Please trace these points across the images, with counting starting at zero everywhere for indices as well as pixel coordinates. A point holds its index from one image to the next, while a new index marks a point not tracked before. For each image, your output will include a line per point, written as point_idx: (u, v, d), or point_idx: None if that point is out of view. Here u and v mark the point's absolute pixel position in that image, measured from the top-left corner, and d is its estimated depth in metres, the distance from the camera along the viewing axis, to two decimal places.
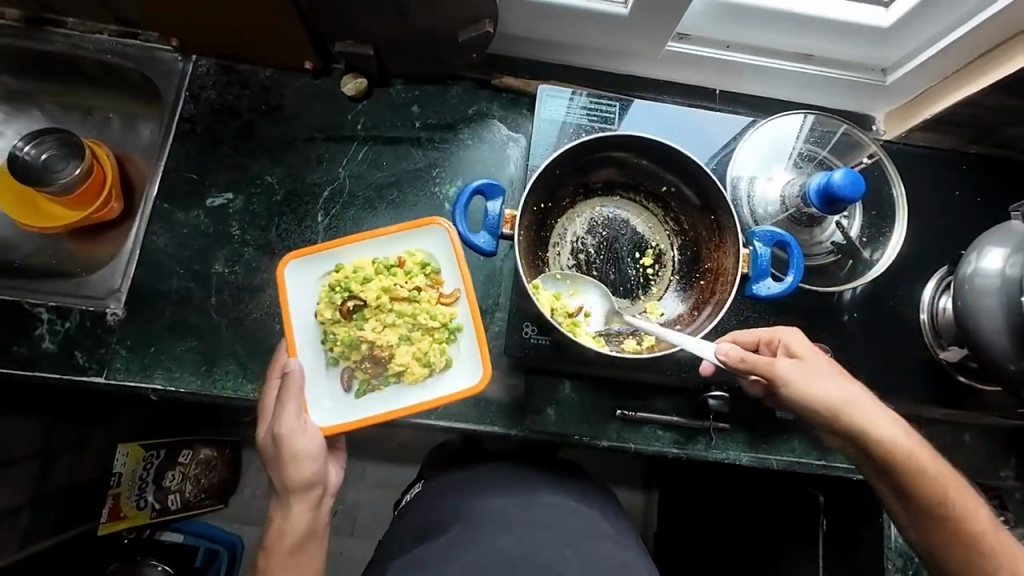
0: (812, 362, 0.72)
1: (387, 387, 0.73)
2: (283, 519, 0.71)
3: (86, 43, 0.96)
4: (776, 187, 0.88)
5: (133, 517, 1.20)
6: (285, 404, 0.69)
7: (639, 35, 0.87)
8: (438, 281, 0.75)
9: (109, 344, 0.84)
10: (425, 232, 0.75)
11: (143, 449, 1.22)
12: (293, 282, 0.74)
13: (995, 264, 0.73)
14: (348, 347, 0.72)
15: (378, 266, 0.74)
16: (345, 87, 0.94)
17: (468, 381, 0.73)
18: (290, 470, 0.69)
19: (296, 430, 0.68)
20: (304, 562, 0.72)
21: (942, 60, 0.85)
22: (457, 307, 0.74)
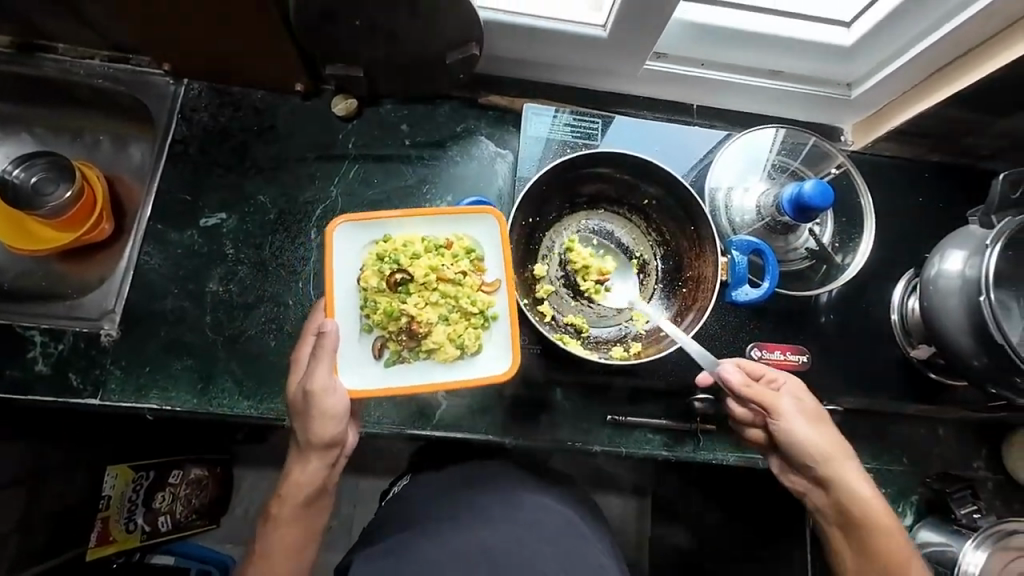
0: (809, 404, 0.80)
1: (416, 361, 0.73)
2: (299, 470, 0.73)
3: (77, 68, 0.97)
4: (752, 197, 0.92)
5: (122, 541, 1.18)
6: (318, 362, 0.68)
7: (618, 55, 0.92)
8: (481, 268, 0.74)
9: (104, 365, 0.85)
10: (477, 218, 0.75)
11: (133, 471, 1.20)
12: (342, 244, 0.73)
13: (955, 266, 0.78)
14: (388, 319, 0.71)
15: (426, 244, 0.73)
16: (336, 108, 0.96)
17: (496, 368, 0.72)
18: (316, 426, 0.69)
19: (328, 389, 0.68)
20: (315, 510, 0.76)
21: (901, 76, 0.92)
22: (496, 296, 0.74)
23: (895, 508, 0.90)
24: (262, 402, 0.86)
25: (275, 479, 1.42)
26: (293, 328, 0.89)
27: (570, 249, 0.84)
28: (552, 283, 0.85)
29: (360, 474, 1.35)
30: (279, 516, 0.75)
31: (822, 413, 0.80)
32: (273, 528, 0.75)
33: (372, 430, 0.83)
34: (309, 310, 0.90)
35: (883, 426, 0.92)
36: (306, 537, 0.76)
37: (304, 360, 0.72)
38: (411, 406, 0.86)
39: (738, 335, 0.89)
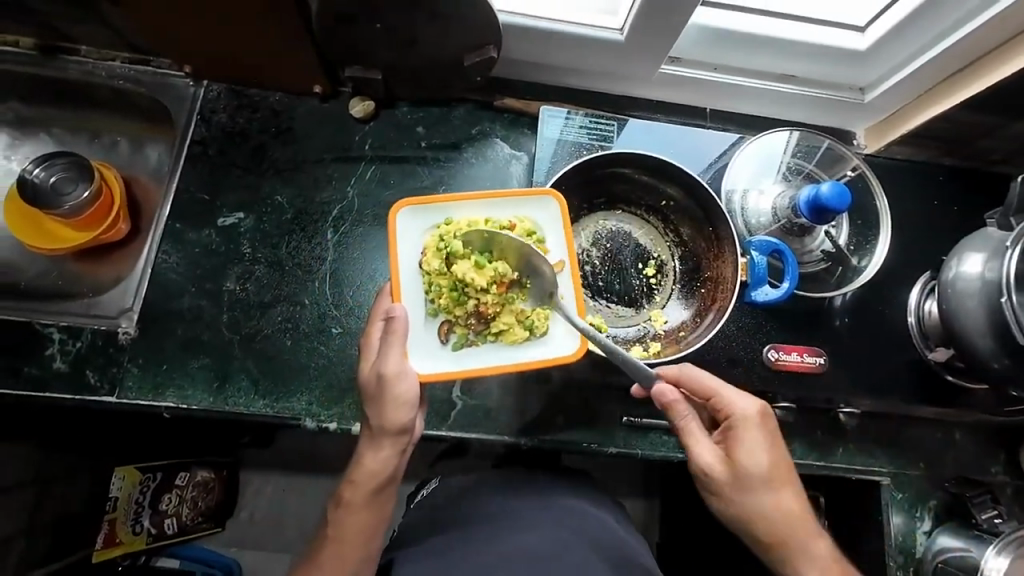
0: (746, 461, 0.70)
1: (484, 344, 0.71)
2: (370, 457, 0.70)
3: (99, 70, 0.98)
4: (767, 199, 0.93)
5: (129, 543, 1.17)
6: (391, 347, 0.66)
7: (634, 59, 0.92)
8: (544, 249, 0.72)
9: (121, 363, 0.85)
10: (537, 200, 0.73)
11: (140, 473, 1.19)
12: (404, 228, 0.71)
13: (975, 268, 0.78)
14: (455, 302, 0.69)
15: (491, 226, 0.71)
16: (354, 110, 0.97)
17: (566, 350, 0.71)
18: (389, 412, 0.66)
19: (400, 374, 0.66)
20: (384, 499, 0.72)
21: (914, 81, 0.92)
22: (561, 277, 0.72)
23: (913, 513, 0.89)
24: (279, 401, 0.86)
25: (283, 481, 1.42)
26: (310, 327, 0.89)
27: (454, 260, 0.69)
28: None
29: None
30: (351, 502, 0.71)
31: (761, 475, 0.70)
32: (344, 513, 0.71)
33: None
34: (325, 309, 0.90)
35: (898, 430, 0.92)
36: (375, 526, 0.72)
37: (372, 346, 0.69)
38: (428, 406, 0.86)
39: (754, 337, 0.89)
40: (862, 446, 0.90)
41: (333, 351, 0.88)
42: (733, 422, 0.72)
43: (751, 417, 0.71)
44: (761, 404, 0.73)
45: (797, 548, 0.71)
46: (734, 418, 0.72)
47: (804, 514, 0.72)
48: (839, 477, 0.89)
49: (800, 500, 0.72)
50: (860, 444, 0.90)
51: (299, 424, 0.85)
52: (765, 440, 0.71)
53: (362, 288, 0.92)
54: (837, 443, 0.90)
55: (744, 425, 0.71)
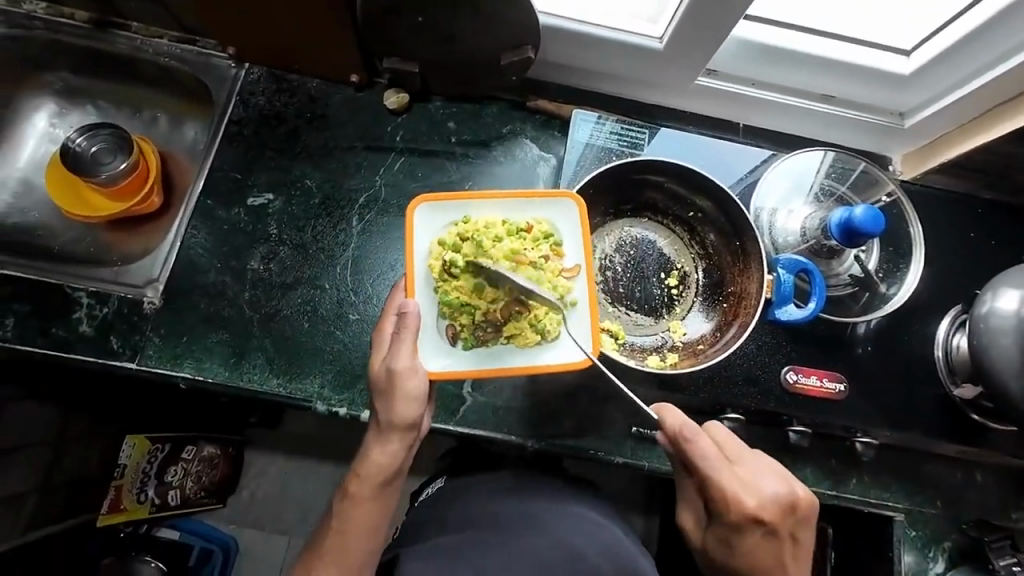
0: (719, 545, 0.72)
1: (494, 346, 0.70)
2: (377, 452, 0.69)
3: (147, 46, 1.01)
4: (797, 219, 0.91)
5: (133, 510, 1.21)
6: (402, 341, 0.66)
7: (670, 68, 0.92)
8: (561, 252, 0.71)
9: (143, 331, 0.87)
10: (556, 202, 0.72)
11: (149, 442, 1.22)
12: (421, 224, 0.70)
13: (1010, 305, 0.76)
14: (465, 305, 0.68)
15: (508, 227, 0.70)
16: (388, 100, 0.98)
17: (577, 355, 0.70)
18: (399, 407, 0.66)
19: (411, 370, 0.66)
20: (388, 492, 0.72)
21: (962, 107, 0.89)
22: (575, 282, 0.71)
23: (926, 553, 0.87)
24: (292, 381, 0.87)
25: (288, 463, 1.43)
26: (328, 311, 0.90)
27: (453, 278, 0.68)
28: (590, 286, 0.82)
29: None
30: (357, 495, 0.71)
31: (735, 565, 0.71)
32: (351, 507, 0.71)
33: None
34: (344, 294, 0.91)
35: (916, 466, 0.89)
36: (377, 517, 0.72)
37: (383, 342, 0.69)
38: (439, 400, 0.87)
39: (774, 357, 0.87)
40: (877, 478, 0.88)
41: (349, 337, 0.89)
42: (713, 513, 0.70)
43: (732, 519, 0.68)
44: (754, 509, 0.66)
45: None
46: (716, 512, 0.69)
47: None
48: (851, 508, 0.87)
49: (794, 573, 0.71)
50: (875, 477, 0.88)
51: (310, 406, 0.86)
52: (747, 539, 0.69)
53: (381, 279, 0.92)
54: (851, 472, 0.87)
55: (721, 519, 0.69)
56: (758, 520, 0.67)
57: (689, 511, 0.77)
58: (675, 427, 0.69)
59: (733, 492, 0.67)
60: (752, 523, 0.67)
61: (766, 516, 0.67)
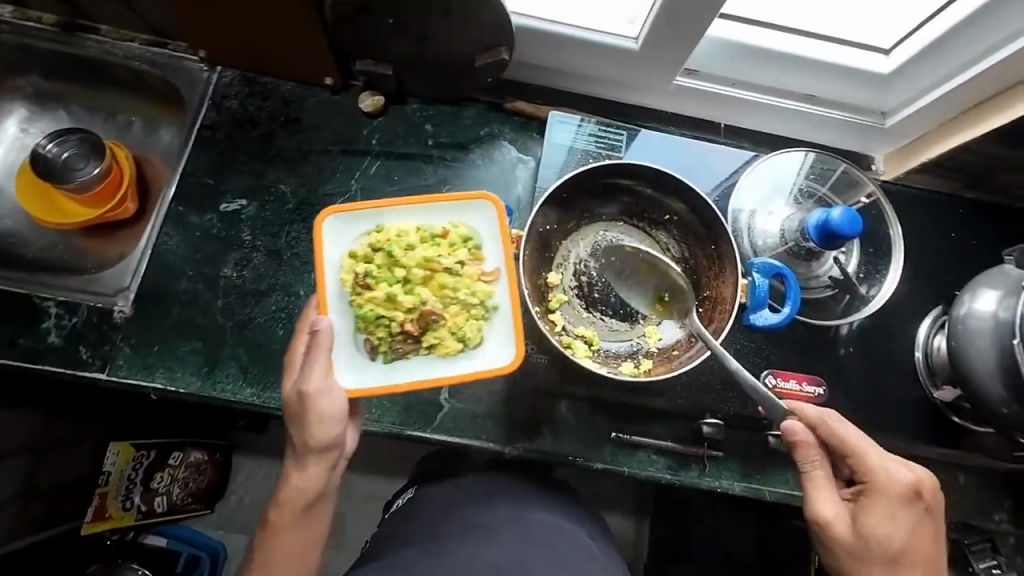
0: (880, 528, 0.69)
1: (416, 357, 0.69)
2: (297, 477, 0.70)
3: (116, 49, 0.99)
4: (776, 221, 0.90)
5: (118, 518, 1.18)
6: (313, 362, 0.64)
7: (647, 69, 0.90)
8: (480, 257, 0.71)
9: (114, 341, 0.85)
10: (473, 205, 0.71)
11: (134, 449, 1.20)
12: (332, 236, 0.69)
13: (988, 307, 0.75)
14: (380, 320, 0.67)
15: (422, 234, 0.70)
16: (363, 104, 0.97)
17: (502, 359, 0.69)
18: (313, 430, 0.66)
19: (324, 390, 0.65)
20: (316, 512, 0.73)
21: (942, 106, 0.88)
22: (496, 286, 0.70)
23: None
24: (265, 390, 0.85)
25: (274, 469, 1.42)
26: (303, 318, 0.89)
27: (363, 291, 0.68)
28: (564, 292, 0.81)
29: (362, 471, 1.36)
30: (279, 521, 0.72)
31: (896, 547, 0.69)
32: (274, 533, 0.71)
33: (371, 428, 0.84)
34: None
35: None
36: (309, 537, 0.74)
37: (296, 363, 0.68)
38: (415, 407, 0.86)
39: (753, 361, 0.86)
40: None
41: None
42: (877, 492, 0.69)
43: (900, 492, 0.68)
44: (914, 479, 0.69)
45: None
46: (880, 489, 0.69)
47: None
48: None
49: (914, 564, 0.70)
50: None
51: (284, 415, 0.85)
52: (908, 515, 0.69)
53: None
54: None
55: (889, 496, 0.69)
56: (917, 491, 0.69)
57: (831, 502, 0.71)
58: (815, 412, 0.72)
59: (890, 463, 0.70)
60: (913, 495, 0.69)
61: (922, 488, 0.70)
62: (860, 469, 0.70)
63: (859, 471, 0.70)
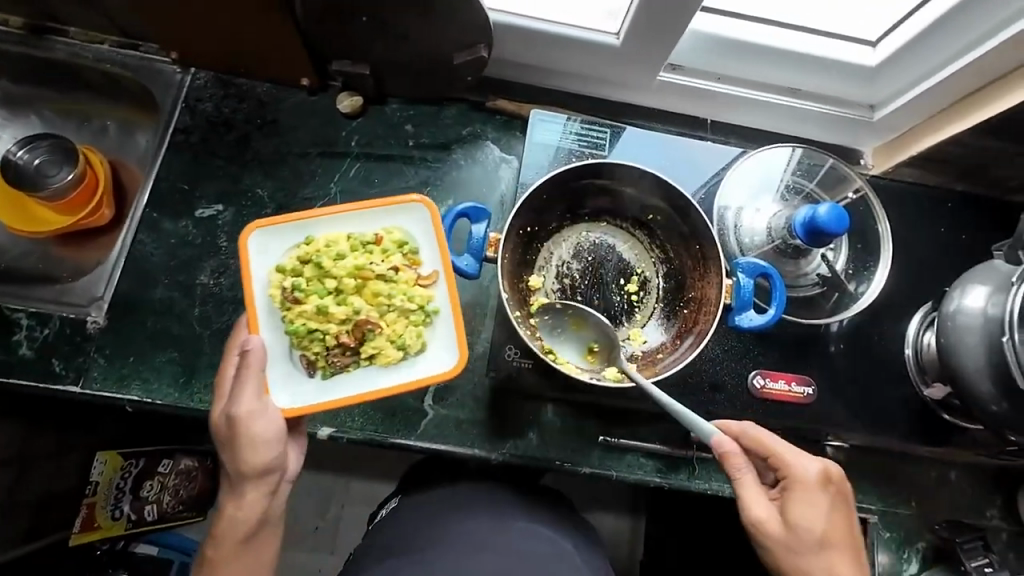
0: (808, 520, 0.67)
1: (356, 371, 0.67)
2: (235, 506, 0.67)
3: (86, 52, 0.97)
4: (763, 218, 0.88)
5: (107, 528, 1.17)
6: (242, 384, 0.62)
7: (630, 65, 0.89)
8: (417, 260, 0.69)
9: (88, 352, 0.83)
10: (405, 207, 0.70)
11: (122, 458, 1.19)
12: (258, 251, 0.67)
13: (977, 303, 0.74)
14: (313, 334, 0.65)
15: (352, 242, 0.68)
16: (341, 104, 0.95)
17: (446, 364, 0.67)
18: (246, 455, 0.63)
19: (256, 412, 0.63)
20: (258, 542, 0.70)
21: (930, 99, 0.87)
22: (435, 289, 0.68)
23: (900, 554, 0.86)
24: None
25: None
26: None
27: (294, 307, 0.66)
28: (547, 295, 0.79)
29: (354, 476, 1.35)
30: (216, 557, 0.68)
31: (823, 535, 0.68)
32: (212, 568, 0.68)
33: (353, 436, 0.82)
34: None
35: (888, 465, 0.88)
36: (251, 571, 0.70)
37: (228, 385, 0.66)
38: (398, 414, 0.84)
39: (741, 361, 0.85)
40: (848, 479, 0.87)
41: None
42: (795, 484, 0.68)
43: (813, 479, 0.68)
44: (823, 467, 0.69)
45: None
46: (798, 481, 0.68)
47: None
48: None
49: (845, 560, 0.68)
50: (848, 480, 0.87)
51: None
52: (827, 504, 0.68)
53: None
54: None
55: (805, 486, 0.68)
56: (828, 478, 0.69)
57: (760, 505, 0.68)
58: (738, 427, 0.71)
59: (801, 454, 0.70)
60: (826, 483, 0.69)
61: (831, 474, 0.70)
62: (776, 462, 0.70)
63: (777, 465, 0.70)
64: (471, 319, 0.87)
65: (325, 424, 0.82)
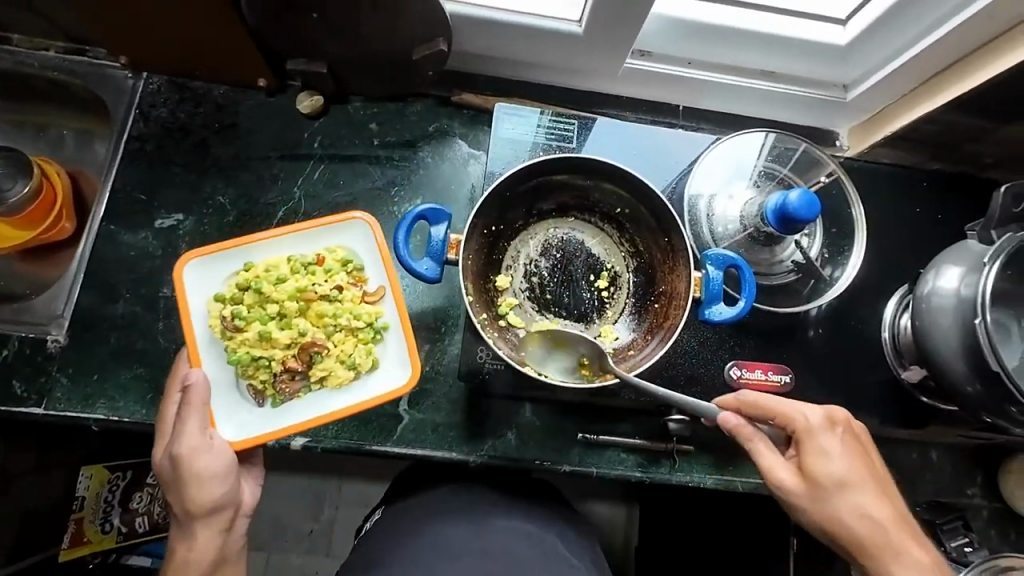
0: (827, 468, 0.66)
1: (308, 395, 0.70)
2: (185, 548, 0.65)
3: (31, 60, 0.93)
4: (736, 205, 0.87)
5: (97, 542, 1.09)
6: (186, 420, 0.63)
7: (596, 53, 0.86)
8: (362, 278, 0.73)
9: (49, 372, 0.81)
10: (345, 227, 0.74)
11: (109, 471, 1.12)
12: (196, 281, 0.70)
13: (951, 284, 0.73)
14: (259, 360, 0.69)
15: (293, 265, 0.72)
16: (301, 105, 0.92)
17: (399, 380, 0.71)
18: (192, 494, 0.63)
19: (200, 448, 0.63)
20: None
21: (901, 77, 0.85)
22: (382, 305, 0.72)
23: None
24: None
25: None
26: None
27: (237, 335, 0.69)
28: (515, 295, 0.78)
29: (345, 478, 1.34)
30: None
31: (851, 481, 0.66)
32: None
33: (327, 445, 0.80)
34: None
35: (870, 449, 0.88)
36: None
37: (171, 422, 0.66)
38: (372, 421, 0.83)
39: (718, 352, 0.84)
40: None
41: None
42: (803, 438, 0.68)
43: (818, 428, 0.68)
44: (824, 414, 0.69)
45: (906, 556, 0.65)
46: (806, 434, 0.68)
47: (903, 528, 0.67)
48: None
49: (883, 507, 0.67)
50: None
51: None
52: (843, 449, 0.68)
53: None
54: None
55: (813, 437, 0.68)
56: (834, 423, 0.69)
57: (780, 468, 0.68)
58: (733, 399, 0.71)
59: (799, 407, 0.69)
60: (833, 427, 0.69)
61: (836, 416, 0.69)
62: (779, 420, 0.69)
63: (781, 423, 0.69)
64: (444, 322, 0.86)
65: (299, 435, 0.81)
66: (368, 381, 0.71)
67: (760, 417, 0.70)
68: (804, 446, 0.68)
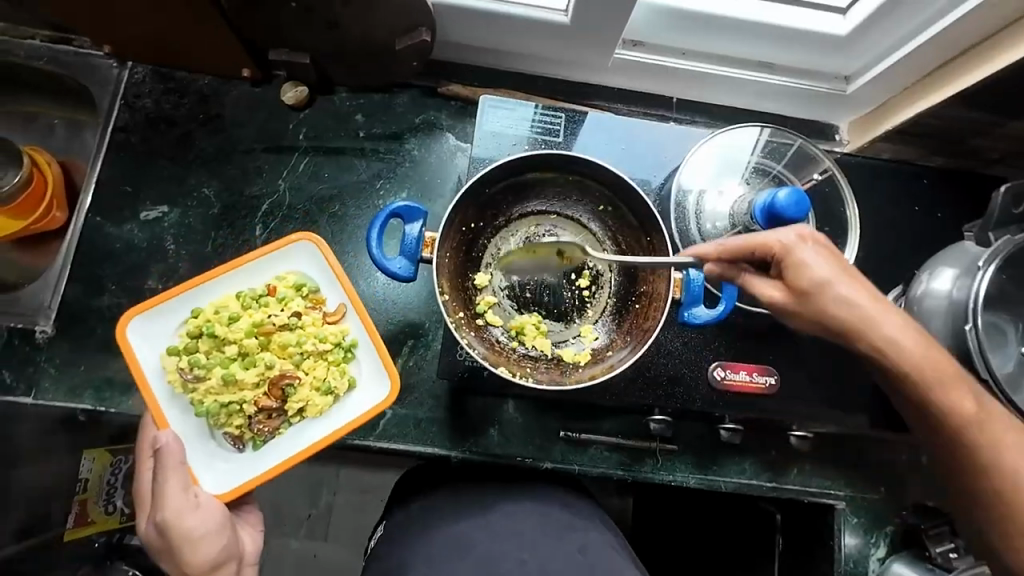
0: (812, 283, 0.65)
1: (289, 429, 0.71)
2: None
3: (17, 49, 0.92)
4: (726, 201, 0.84)
5: (102, 522, 1.06)
6: (166, 483, 0.63)
7: (584, 44, 0.84)
8: (319, 300, 0.73)
9: (38, 362, 0.82)
10: (288, 252, 0.74)
11: (113, 454, 1.07)
12: (144, 340, 0.70)
13: (944, 286, 0.72)
14: (229, 407, 0.69)
15: (244, 300, 0.71)
16: (285, 96, 0.90)
17: (380, 396, 0.71)
18: (187, 555, 0.63)
19: (186, 507, 0.63)
20: None
21: (902, 69, 0.82)
22: (347, 322, 0.73)
23: (870, 539, 0.86)
24: None
25: None
26: None
27: (201, 386, 0.69)
28: (495, 293, 0.78)
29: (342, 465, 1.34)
30: None
31: (835, 290, 0.65)
32: None
33: None
34: None
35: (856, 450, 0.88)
36: None
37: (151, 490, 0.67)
38: None
39: (702, 351, 0.83)
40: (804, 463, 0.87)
41: None
42: (782, 261, 0.66)
43: (790, 247, 0.65)
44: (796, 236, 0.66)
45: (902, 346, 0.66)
46: (782, 257, 0.65)
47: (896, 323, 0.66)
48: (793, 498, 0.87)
49: (864, 298, 0.66)
50: (814, 466, 0.87)
51: None
52: (822, 264, 0.65)
53: None
54: (790, 463, 0.87)
55: (790, 257, 0.65)
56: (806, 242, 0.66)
57: (768, 293, 0.67)
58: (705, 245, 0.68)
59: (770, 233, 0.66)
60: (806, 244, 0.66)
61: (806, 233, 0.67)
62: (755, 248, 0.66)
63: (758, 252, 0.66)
64: (427, 317, 0.86)
65: None
66: (347, 403, 0.71)
67: (741, 254, 0.66)
68: (785, 261, 0.66)
